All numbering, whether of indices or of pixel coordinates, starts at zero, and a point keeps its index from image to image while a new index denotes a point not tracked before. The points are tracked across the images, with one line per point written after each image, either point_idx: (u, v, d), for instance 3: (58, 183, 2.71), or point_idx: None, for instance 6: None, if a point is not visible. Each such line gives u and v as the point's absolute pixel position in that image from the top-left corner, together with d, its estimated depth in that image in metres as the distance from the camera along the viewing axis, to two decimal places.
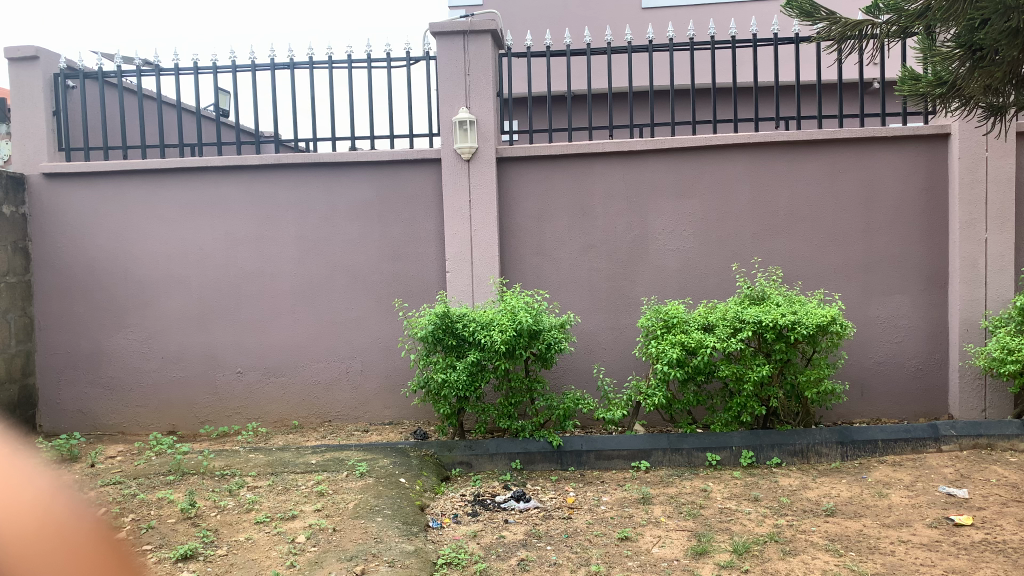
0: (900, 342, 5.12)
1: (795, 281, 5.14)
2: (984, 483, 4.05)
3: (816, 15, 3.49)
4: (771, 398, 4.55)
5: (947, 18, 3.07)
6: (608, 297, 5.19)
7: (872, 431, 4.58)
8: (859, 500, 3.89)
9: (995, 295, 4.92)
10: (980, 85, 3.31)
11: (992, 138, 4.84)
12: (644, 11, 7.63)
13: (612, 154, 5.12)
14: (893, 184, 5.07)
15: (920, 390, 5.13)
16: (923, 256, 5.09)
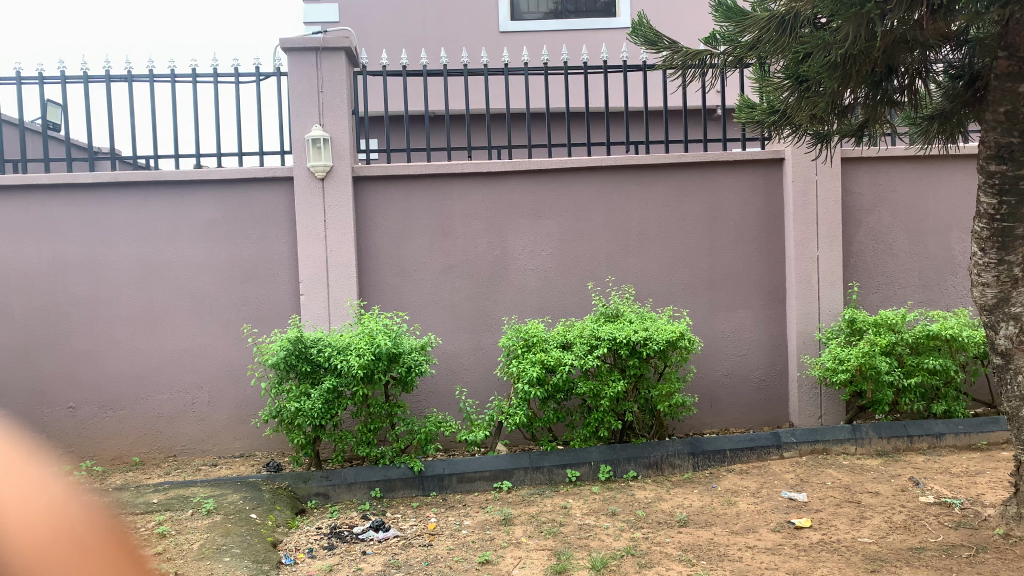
0: (744, 355, 5.40)
1: (648, 298, 5.32)
2: (821, 486, 4.32)
3: (659, 44, 3.69)
4: (627, 412, 4.67)
5: (776, 51, 3.28)
6: (468, 317, 5.17)
7: (721, 441, 4.79)
8: (710, 509, 4.04)
9: (827, 309, 5.29)
10: (807, 114, 3.57)
11: (820, 162, 5.22)
12: (501, 35, 7.75)
13: (470, 175, 5.13)
14: (734, 205, 5.36)
15: (763, 400, 5.43)
16: (763, 273, 5.40)
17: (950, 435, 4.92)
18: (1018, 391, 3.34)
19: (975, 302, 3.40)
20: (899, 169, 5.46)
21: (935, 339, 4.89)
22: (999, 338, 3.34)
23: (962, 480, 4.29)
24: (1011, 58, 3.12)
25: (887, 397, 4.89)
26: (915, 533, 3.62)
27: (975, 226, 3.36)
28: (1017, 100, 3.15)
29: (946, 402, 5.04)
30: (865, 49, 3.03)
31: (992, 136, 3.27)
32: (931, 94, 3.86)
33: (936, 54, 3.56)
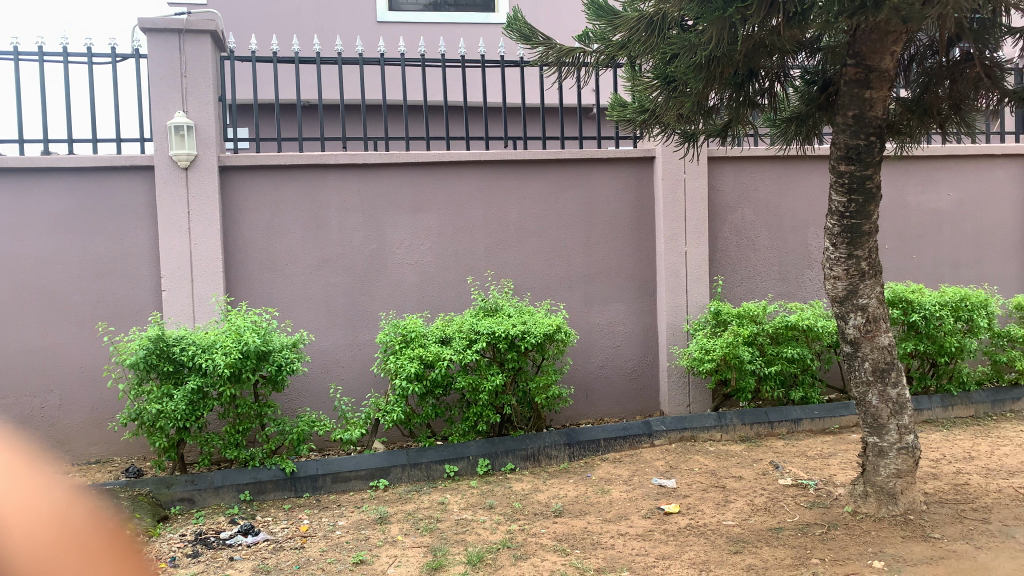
0: (617, 347, 5.54)
1: (525, 292, 5.36)
2: (689, 472, 4.49)
3: (534, 39, 3.71)
4: (505, 406, 4.69)
5: (645, 51, 3.36)
6: (343, 312, 5.06)
7: (596, 431, 4.89)
8: (584, 498, 4.12)
9: (695, 301, 5.50)
10: (675, 113, 3.69)
11: (689, 161, 5.41)
12: (378, 25, 7.61)
13: (345, 166, 5.01)
14: (608, 201, 5.48)
15: (636, 390, 5.59)
16: (635, 268, 5.56)
17: (806, 420, 5.23)
18: (865, 377, 3.57)
19: (828, 294, 3.61)
20: (761, 168, 5.74)
21: (793, 329, 5.18)
22: (848, 328, 3.57)
23: (816, 462, 4.57)
24: (859, 65, 3.35)
25: (749, 385, 5.13)
26: (774, 514, 3.82)
27: (828, 223, 3.56)
28: (863, 105, 3.39)
29: (803, 389, 5.33)
30: (727, 51, 3.15)
31: (842, 138, 3.48)
32: (788, 97, 4.08)
33: (792, 60, 3.88)
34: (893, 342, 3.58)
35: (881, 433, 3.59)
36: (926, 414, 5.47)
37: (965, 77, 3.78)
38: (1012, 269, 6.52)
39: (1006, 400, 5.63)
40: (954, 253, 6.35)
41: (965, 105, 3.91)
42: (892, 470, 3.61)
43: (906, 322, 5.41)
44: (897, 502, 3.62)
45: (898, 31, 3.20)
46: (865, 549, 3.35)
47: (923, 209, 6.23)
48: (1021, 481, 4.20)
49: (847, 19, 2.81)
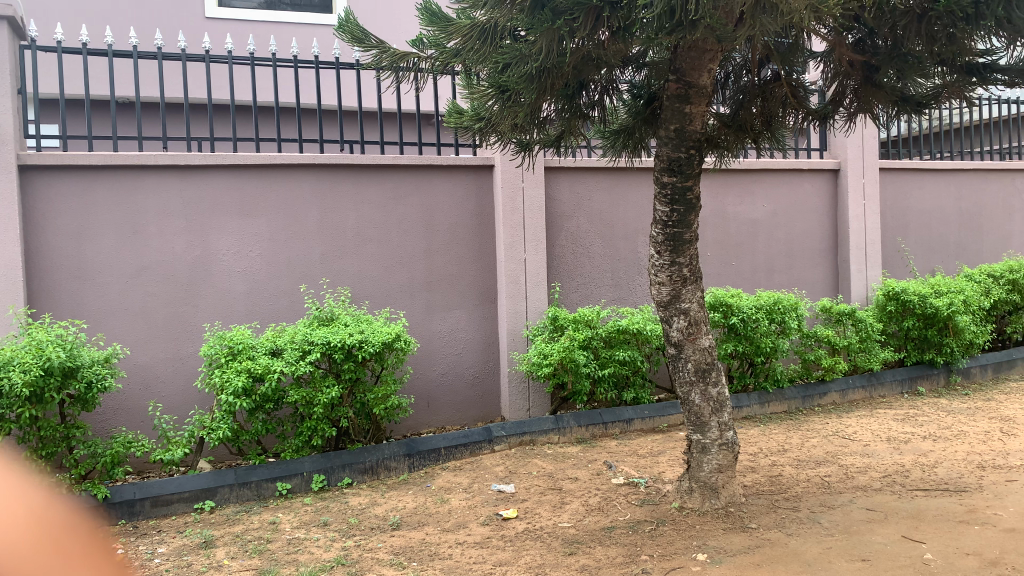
0: (458, 354, 5.53)
1: (362, 301, 5.24)
2: (527, 476, 4.54)
3: (367, 41, 3.65)
4: (341, 418, 4.56)
5: (478, 60, 3.34)
6: (166, 324, 4.74)
7: (435, 440, 4.85)
8: (423, 509, 4.07)
9: (533, 307, 5.59)
10: (509, 122, 3.74)
11: (526, 170, 5.49)
12: (208, 21, 7.23)
13: (166, 167, 4.70)
14: (447, 208, 5.47)
15: (477, 397, 5.60)
16: (475, 275, 5.58)
17: (637, 420, 5.44)
18: (688, 377, 3.75)
19: (653, 299, 3.77)
20: (594, 178, 5.94)
21: (625, 333, 5.39)
22: (672, 331, 3.73)
23: (647, 461, 4.75)
24: (680, 81, 3.52)
25: (585, 388, 5.28)
26: (607, 513, 3.93)
27: (653, 231, 3.71)
28: (684, 119, 3.57)
29: (634, 390, 5.54)
30: (556, 63, 3.23)
31: (665, 151, 3.64)
32: (616, 110, 4.25)
33: (619, 74, 4.03)
34: (712, 343, 3.78)
35: (704, 430, 3.78)
36: (746, 411, 5.84)
37: (774, 96, 4.09)
38: (818, 275, 7.12)
39: (814, 395, 6.11)
40: (768, 260, 6.83)
41: (775, 122, 4.22)
42: (714, 466, 3.81)
43: (726, 324, 5.77)
44: (718, 495, 3.82)
45: (714, 50, 3.39)
46: (690, 543, 3.51)
47: (741, 220, 6.67)
48: (826, 470, 4.56)
49: (667, 35, 2.93)
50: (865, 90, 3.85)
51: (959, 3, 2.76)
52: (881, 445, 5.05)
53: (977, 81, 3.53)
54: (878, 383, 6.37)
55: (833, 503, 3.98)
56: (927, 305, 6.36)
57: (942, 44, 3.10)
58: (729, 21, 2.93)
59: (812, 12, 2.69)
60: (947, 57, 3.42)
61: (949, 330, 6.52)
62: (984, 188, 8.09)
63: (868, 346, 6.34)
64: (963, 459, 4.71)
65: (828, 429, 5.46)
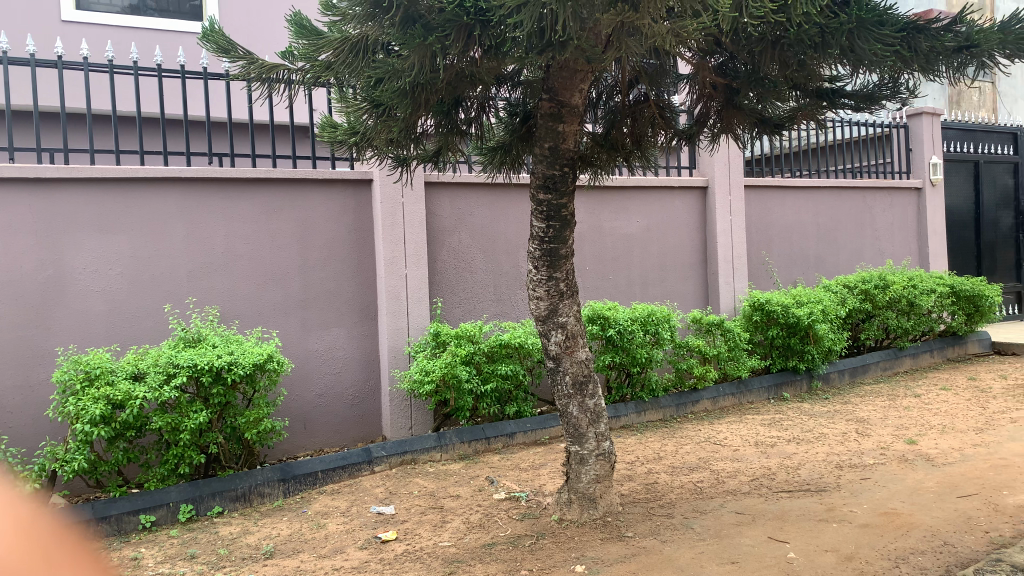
0: (336, 374, 5.40)
1: (233, 320, 5.03)
2: (408, 496, 4.47)
3: (233, 52, 3.53)
4: (211, 444, 4.35)
5: (350, 73, 3.27)
6: (14, 349, 4.39)
7: (312, 463, 4.71)
8: (298, 535, 3.93)
9: (414, 324, 5.52)
10: (385, 137, 3.70)
11: (405, 185, 5.43)
12: (64, 24, 6.82)
13: (13, 180, 4.36)
14: (323, 224, 5.34)
15: (356, 416, 5.48)
16: (353, 292, 5.47)
17: (520, 434, 5.46)
18: (567, 390, 3.80)
19: (532, 314, 3.79)
20: (475, 193, 5.95)
21: (507, 347, 5.41)
22: (550, 344, 3.77)
23: (528, 474, 4.77)
24: (553, 100, 3.58)
25: (467, 404, 5.26)
26: (488, 529, 3.92)
27: (530, 247, 3.74)
28: (557, 138, 3.64)
29: (516, 404, 5.57)
30: (429, 79, 3.22)
31: (540, 168, 3.68)
32: (493, 128, 4.29)
33: (495, 91, 4.07)
34: (589, 356, 3.85)
35: (582, 442, 3.84)
36: (624, 420, 5.98)
37: (643, 116, 4.23)
38: (690, 287, 7.40)
39: (688, 403, 6.34)
40: (643, 273, 7.05)
41: (645, 141, 4.37)
42: (592, 476, 3.88)
43: (604, 336, 5.90)
44: (596, 505, 3.89)
45: (585, 70, 3.47)
46: (569, 555, 3.54)
47: (617, 234, 6.85)
48: (698, 476, 4.73)
49: (538, 54, 2.97)
50: (728, 112, 4.05)
51: (805, 32, 2.95)
52: (749, 450, 5.29)
53: (827, 105, 3.81)
54: (746, 390, 6.67)
55: (705, 508, 4.12)
56: (789, 315, 6.72)
57: (793, 69, 3.31)
58: (598, 44, 3.02)
59: (674, 36, 2.81)
60: (799, 81, 3.65)
61: (810, 338, 6.92)
62: (838, 205, 8.65)
63: (737, 355, 6.63)
64: (823, 459, 4.99)
65: (701, 436, 5.67)
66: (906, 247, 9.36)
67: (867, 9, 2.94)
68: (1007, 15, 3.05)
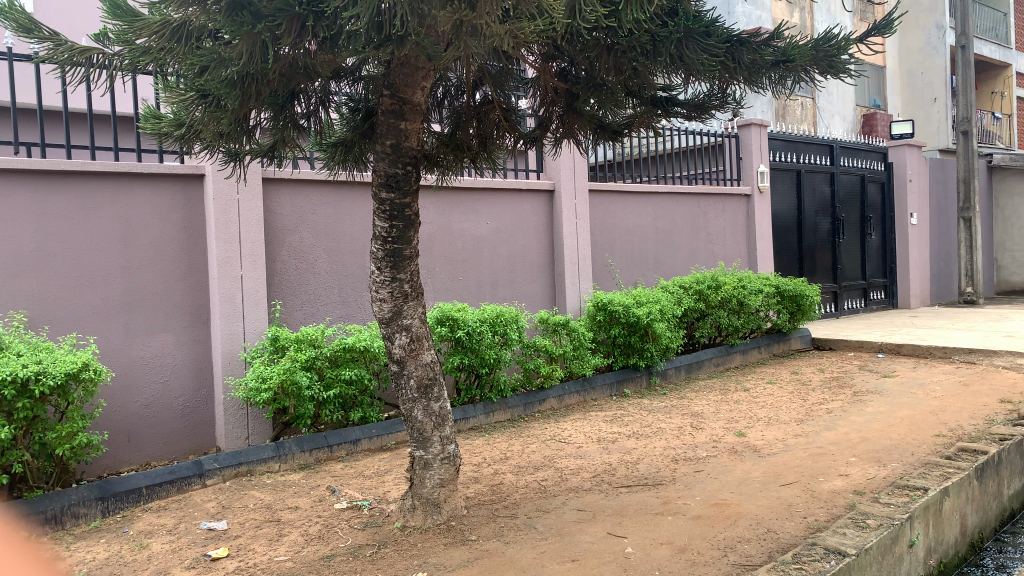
0: (164, 382, 5.05)
1: (42, 326, 4.58)
2: (242, 510, 4.23)
3: (38, 32, 3.17)
4: (15, 463, 3.94)
5: (172, 61, 3.04)
6: None
7: (136, 479, 4.37)
8: (117, 559, 3.63)
9: (251, 328, 5.25)
10: (214, 131, 3.48)
11: (240, 181, 5.16)
12: None
13: None
14: (149, 221, 4.98)
15: (187, 427, 5.14)
16: (183, 295, 5.13)
17: (364, 440, 5.29)
18: (410, 394, 3.71)
19: (375, 316, 3.65)
20: (317, 192, 5.74)
21: (352, 351, 5.26)
22: (394, 347, 3.65)
23: (372, 481, 4.65)
24: (393, 97, 3.48)
25: (308, 411, 5.06)
26: (327, 541, 3.77)
27: (372, 248, 3.60)
28: (399, 135, 3.53)
29: (361, 409, 5.41)
30: (259, 70, 3.04)
31: (382, 166, 3.56)
32: (332, 124, 4.15)
33: (334, 85, 3.93)
34: (434, 358, 3.77)
35: (426, 446, 3.77)
36: (472, 422, 5.95)
37: (487, 118, 4.21)
38: (537, 289, 7.50)
39: (535, 402, 6.40)
40: (492, 274, 7.07)
41: (489, 143, 4.36)
42: (436, 481, 3.82)
43: (452, 338, 5.86)
44: (440, 510, 3.84)
45: (426, 68, 3.40)
46: (410, 562, 3.47)
47: (466, 236, 6.83)
48: (543, 474, 4.78)
49: (374, 50, 2.87)
50: (569, 117, 4.10)
51: (636, 39, 3.03)
52: (592, 446, 5.41)
53: (661, 113, 3.96)
54: (590, 388, 6.83)
55: (548, 507, 4.16)
56: (630, 314, 6.95)
57: (628, 76, 3.40)
58: (440, 42, 2.96)
59: (512, 38, 2.80)
60: (635, 88, 3.75)
61: (649, 336, 7.18)
62: (676, 210, 9.06)
63: (582, 353, 6.77)
64: (660, 454, 5.18)
65: (547, 434, 5.74)
66: (737, 250, 9.95)
67: (695, 21, 3.06)
68: (821, 33, 3.26)
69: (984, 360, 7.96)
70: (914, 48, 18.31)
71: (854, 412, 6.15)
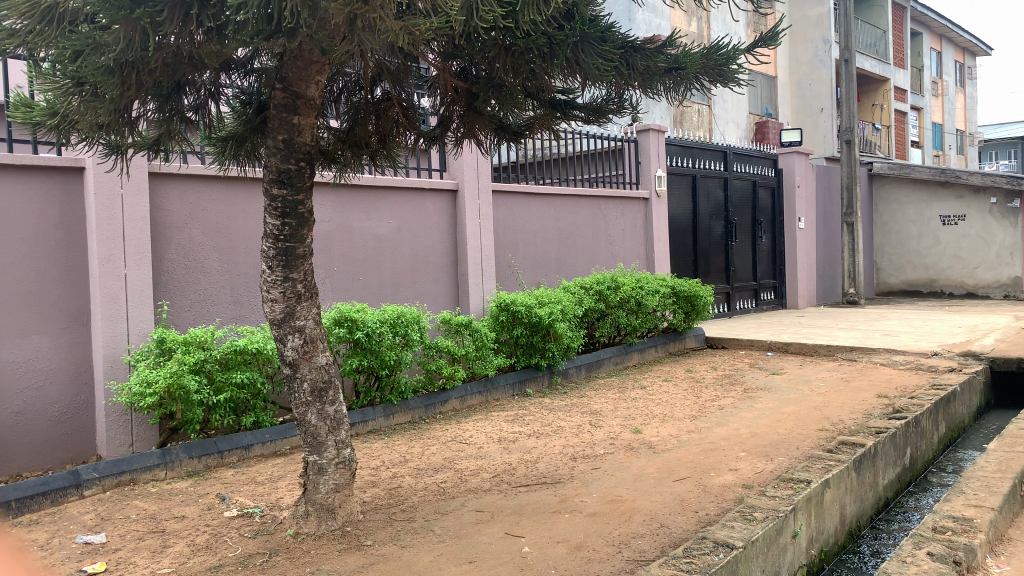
0: (39, 388, 4.75)
1: None
2: (123, 522, 4.01)
3: None
4: None
5: (44, 45, 2.84)
6: None
7: (5, 491, 4.08)
8: None
9: (136, 329, 4.99)
10: (92, 122, 3.28)
11: (123, 175, 4.90)
12: None
13: None
14: (22, 216, 4.67)
15: (64, 435, 4.85)
16: (60, 294, 4.83)
17: (257, 445, 5.12)
18: (304, 398, 3.60)
19: (266, 317, 3.51)
20: (207, 187, 5.54)
21: (243, 353, 5.09)
22: (287, 349, 3.53)
23: (264, 488, 4.50)
24: (286, 91, 3.35)
25: (197, 416, 4.85)
26: (214, 551, 3.62)
27: (263, 246, 3.46)
28: (292, 130, 3.40)
29: (254, 413, 5.24)
30: (141, 58, 2.88)
31: (274, 162, 3.42)
32: (223, 117, 4.00)
33: (224, 77, 3.77)
34: (329, 361, 3.67)
35: (320, 451, 3.67)
36: (371, 425, 5.83)
37: (386, 116, 4.12)
38: (439, 289, 7.44)
39: (436, 403, 6.34)
40: (393, 275, 6.98)
41: (389, 140, 4.29)
42: (331, 486, 3.73)
43: (351, 339, 5.74)
44: (334, 516, 3.75)
45: (321, 62, 3.29)
46: (303, 570, 3.37)
47: (366, 234, 6.72)
48: (442, 476, 4.74)
49: (263, 41, 2.80)
50: (470, 117, 4.04)
51: (534, 41, 3.03)
52: (492, 446, 5.40)
53: (560, 116, 3.99)
54: (492, 388, 6.83)
55: (446, 509, 4.13)
56: (532, 314, 6.98)
57: (528, 77, 3.40)
58: (334, 35, 2.87)
59: (408, 34, 2.74)
60: (535, 90, 3.77)
61: (551, 336, 7.24)
62: (577, 211, 9.18)
63: (484, 354, 6.76)
64: (559, 452, 5.23)
65: (447, 436, 5.70)
66: (636, 252, 10.18)
67: (590, 25, 3.08)
68: (711, 42, 3.34)
69: (864, 357, 8.41)
70: (802, 60, 19.25)
71: (744, 409, 6.37)
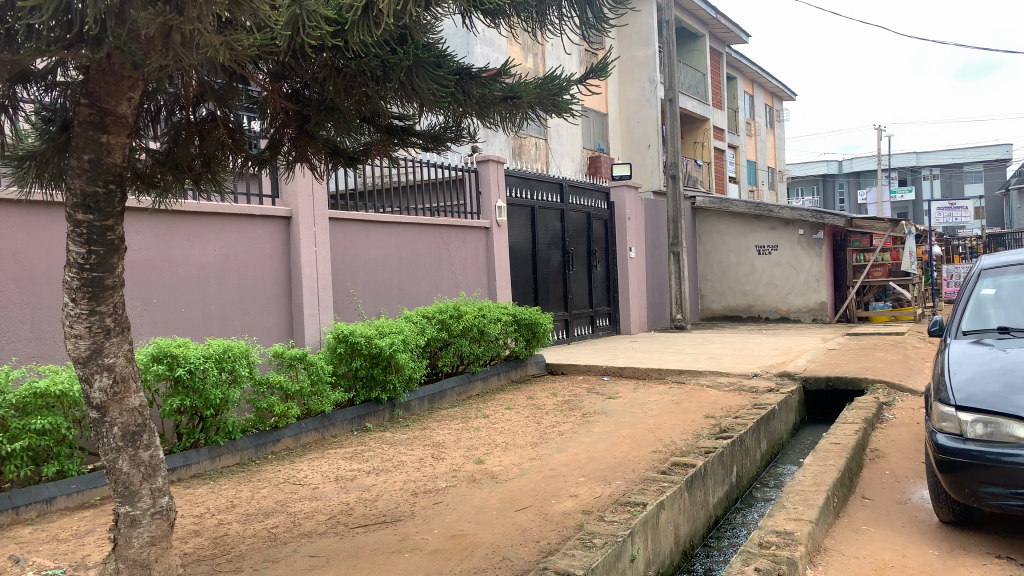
0: None
1: None
2: None
3: None
4: None
5: None
6: None
7: None
8: None
9: None
10: None
11: None
12: None
13: None
14: None
15: None
16: None
17: (60, 498, 4.60)
18: (114, 443, 3.25)
19: (68, 355, 3.14)
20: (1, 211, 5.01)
21: (45, 397, 4.65)
22: (93, 391, 3.17)
23: (68, 545, 4.04)
24: (92, 107, 3.01)
25: None
26: None
27: (64, 275, 3.09)
28: (100, 150, 3.07)
29: (57, 463, 4.73)
30: None
31: (77, 184, 3.07)
32: (20, 135, 3.61)
33: (21, 91, 3.39)
34: (142, 402, 3.35)
35: (133, 501, 3.32)
36: (194, 469, 5.41)
37: (210, 137, 3.86)
38: (272, 320, 7.08)
39: (266, 443, 6.00)
40: (220, 307, 6.58)
41: (214, 163, 4.04)
42: (145, 539, 3.36)
43: (171, 377, 5.33)
44: (151, 572, 3.37)
45: (134, 77, 3.00)
46: None
47: (188, 264, 6.30)
48: (274, 521, 4.46)
49: (62, 51, 2.52)
50: (302, 140, 3.86)
51: (368, 62, 2.92)
52: (329, 486, 5.16)
53: (398, 142, 3.89)
54: (328, 424, 6.56)
55: (277, 556, 3.87)
56: (372, 345, 6.78)
57: (364, 102, 3.28)
58: (147, 46, 2.63)
59: (230, 50, 2.55)
60: (369, 115, 3.65)
61: (391, 368, 7.05)
62: (416, 240, 9.07)
63: (320, 389, 6.46)
64: (400, 488, 5.07)
65: (280, 477, 5.39)
66: (477, 281, 10.21)
67: (424, 50, 3.03)
68: (545, 73, 3.40)
69: (692, 379, 8.84)
70: (630, 98, 20.30)
71: (582, 434, 6.49)
